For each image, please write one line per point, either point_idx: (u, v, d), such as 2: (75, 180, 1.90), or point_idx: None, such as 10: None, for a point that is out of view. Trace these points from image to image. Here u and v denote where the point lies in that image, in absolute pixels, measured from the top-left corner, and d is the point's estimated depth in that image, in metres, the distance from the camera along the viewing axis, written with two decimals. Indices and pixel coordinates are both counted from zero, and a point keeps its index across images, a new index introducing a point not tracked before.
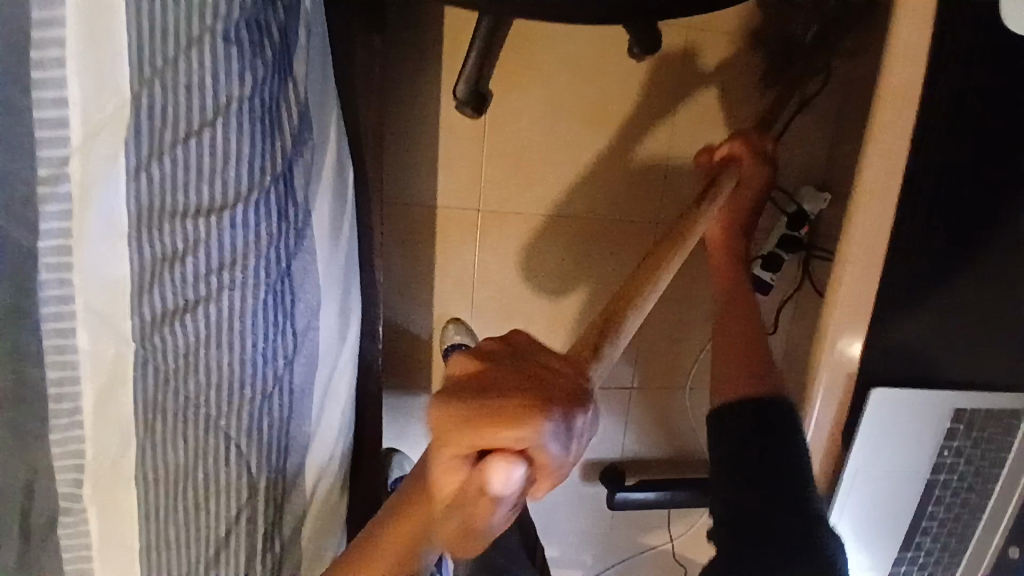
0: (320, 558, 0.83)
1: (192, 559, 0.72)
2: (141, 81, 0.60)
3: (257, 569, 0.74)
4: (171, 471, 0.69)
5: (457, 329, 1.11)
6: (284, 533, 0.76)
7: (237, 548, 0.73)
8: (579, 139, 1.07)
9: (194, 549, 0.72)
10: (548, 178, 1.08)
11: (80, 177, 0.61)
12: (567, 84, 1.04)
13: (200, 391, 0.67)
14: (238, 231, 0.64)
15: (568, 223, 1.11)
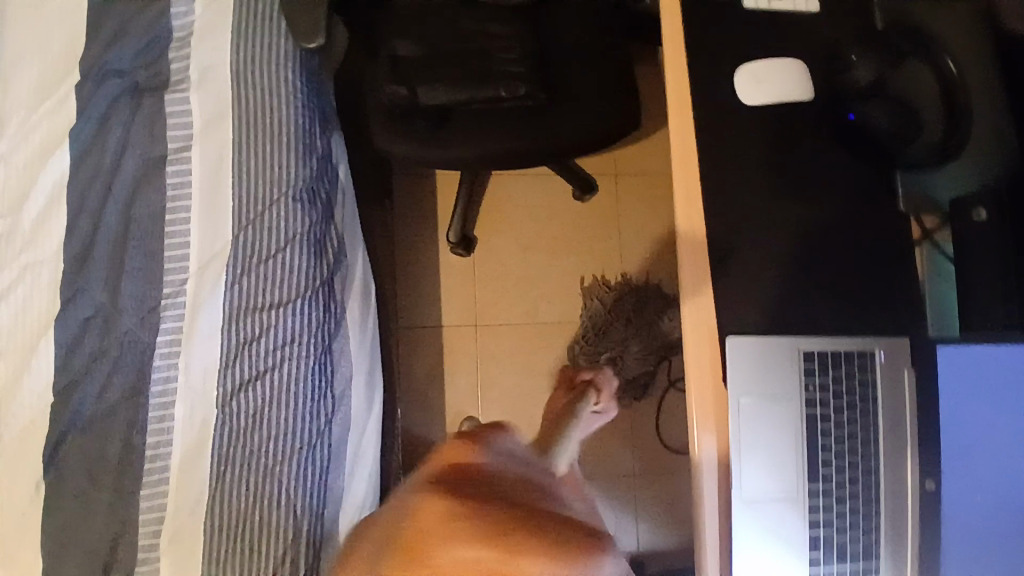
0: None
1: None
2: (238, 227, 0.91)
3: None
4: (235, 514, 0.87)
5: (473, 427, 1.30)
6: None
7: None
8: (547, 265, 1.37)
9: None
10: (527, 296, 1.36)
11: (194, 290, 0.90)
12: (532, 227, 1.37)
13: (262, 445, 0.89)
14: (296, 320, 0.92)
15: (553, 337, 1.36)
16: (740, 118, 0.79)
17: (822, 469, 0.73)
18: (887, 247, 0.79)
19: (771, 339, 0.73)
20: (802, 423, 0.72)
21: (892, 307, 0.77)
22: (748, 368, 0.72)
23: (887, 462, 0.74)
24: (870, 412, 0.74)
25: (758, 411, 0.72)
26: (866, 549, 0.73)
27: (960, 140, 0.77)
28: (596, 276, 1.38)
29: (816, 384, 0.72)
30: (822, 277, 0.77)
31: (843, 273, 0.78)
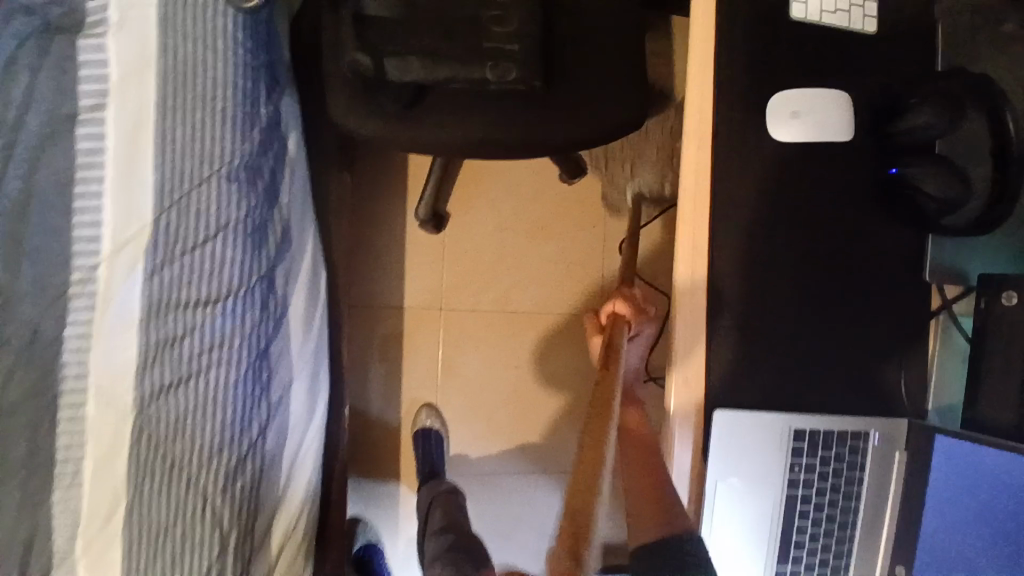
0: None
1: None
2: (160, 206, 0.78)
3: None
4: (153, 530, 0.79)
5: (429, 415, 1.21)
6: None
7: None
8: (525, 249, 1.25)
9: None
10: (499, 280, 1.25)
11: (106, 277, 0.78)
12: (512, 207, 1.24)
13: (186, 456, 0.80)
14: (228, 319, 0.81)
15: (521, 331, 1.25)
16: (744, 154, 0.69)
17: (792, 553, 0.68)
18: (891, 315, 0.70)
19: (762, 417, 0.67)
20: (783, 503, 0.67)
21: (886, 387, 0.70)
22: (735, 443, 0.67)
23: (857, 548, 0.69)
24: (854, 506, 0.69)
25: (741, 497, 0.67)
26: None
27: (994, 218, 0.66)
28: (575, 271, 1.27)
29: (806, 465, 0.67)
30: (813, 347, 0.70)
31: (840, 340, 0.70)
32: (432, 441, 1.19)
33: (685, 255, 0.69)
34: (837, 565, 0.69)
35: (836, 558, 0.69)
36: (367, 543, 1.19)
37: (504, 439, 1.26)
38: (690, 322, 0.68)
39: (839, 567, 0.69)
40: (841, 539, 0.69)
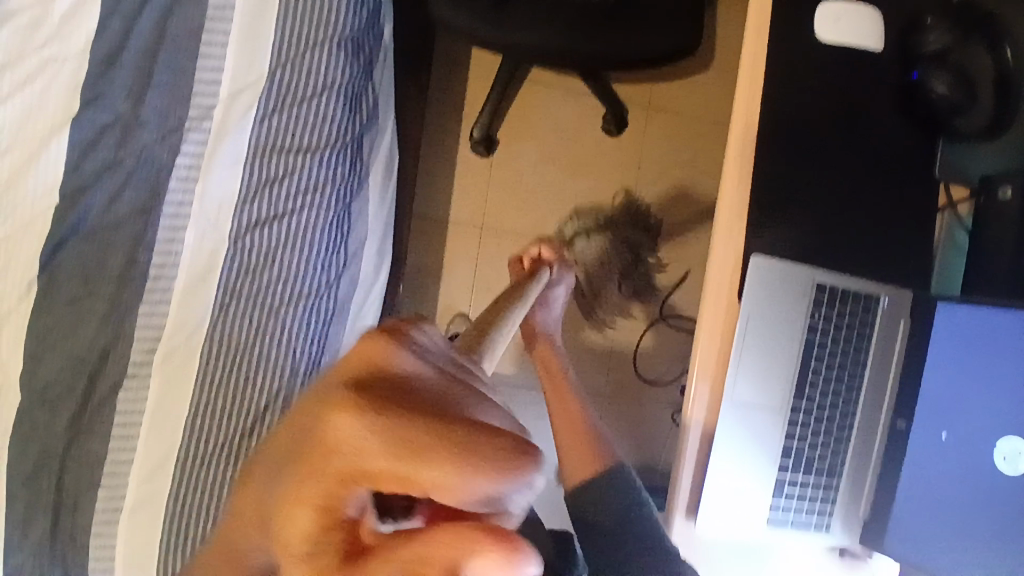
0: None
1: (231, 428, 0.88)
2: (276, 62, 0.88)
3: None
4: (233, 347, 0.88)
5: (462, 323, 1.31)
6: None
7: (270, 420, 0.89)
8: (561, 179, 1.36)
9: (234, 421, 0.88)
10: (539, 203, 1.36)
11: (221, 116, 0.87)
12: (558, 140, 1.34)
13: (270, 286, 0.89)
14: (321, 169, 0.90)
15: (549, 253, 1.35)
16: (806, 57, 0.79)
17: (810, 391, 0.78)
18: (910, 205, 0.82)
19: (791, 267, 0.76)
20: (800, 346, 0.76)
21: (899, 266, 0.82)
22: (768, 285, 0.75)
23: (867, 400, 0.80)
24: (861, 362, 0.79)
25: (765, 339, 0.76)
26: (830, 467, 0.80)
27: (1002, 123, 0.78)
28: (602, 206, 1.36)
29: (823, 315, 0.77)
30: (845, 224, 0.80)
31: (867, 221, 0.81)
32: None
33: (740, 127, 0.79)
34: (840, 409, 0.79)
35: (840, 402, 0.79)
36: None
37: None
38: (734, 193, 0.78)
39: (841, 412, 0.79)
40: (844, 387, 0.79)
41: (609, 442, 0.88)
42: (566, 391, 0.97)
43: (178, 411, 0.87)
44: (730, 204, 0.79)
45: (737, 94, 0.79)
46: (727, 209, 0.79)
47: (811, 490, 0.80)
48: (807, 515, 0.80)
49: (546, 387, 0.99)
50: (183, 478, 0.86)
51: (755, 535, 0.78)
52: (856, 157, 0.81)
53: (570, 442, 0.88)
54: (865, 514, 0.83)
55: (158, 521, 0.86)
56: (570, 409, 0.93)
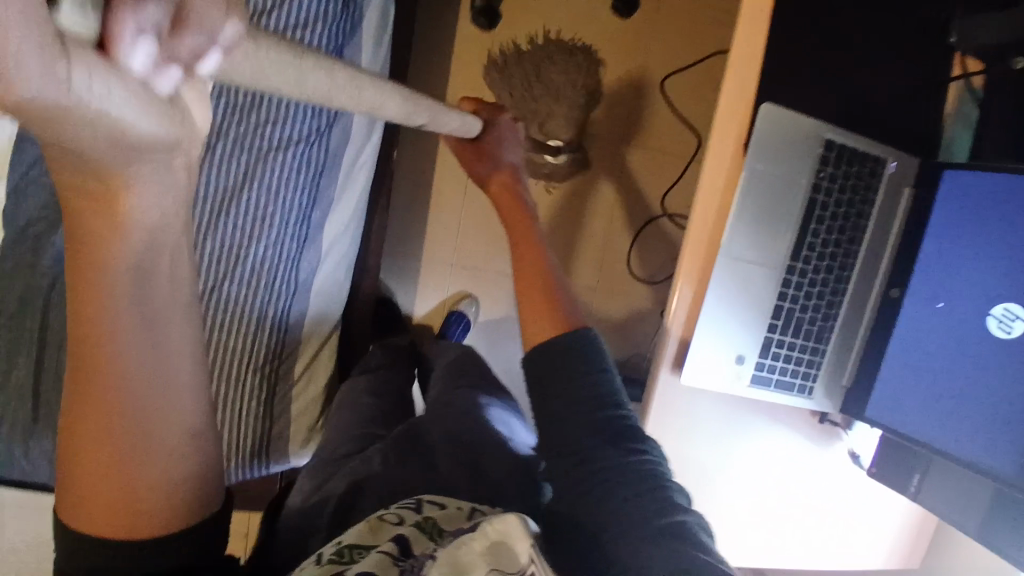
0: (325, 316, 1.03)
1: (219, 269, 0.91)
2: None
3: (273, 287, 0.94)
4: (223, 189, 0.90)
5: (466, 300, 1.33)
6: (302, 269, 0.98)
7: (258, 264, 0.93)
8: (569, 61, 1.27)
9: (221, 261, 0.91)
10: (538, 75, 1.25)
11: None
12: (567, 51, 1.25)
13: (257, 128, 0.91)
14: (312, 4, 0.86)
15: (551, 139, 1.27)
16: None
17: (807, 251, 0.76)
18: (920, 69, 0.80)
19: (801, 118, 0.73)
20: (803, 203, 0.75)
21: (901, 131, 0.81)
22: (778, 134, 0.72)
23: (862, 266, 0.80)
24: (861, 227, 0.79)
25: (768, 194, 0.73)
26: (819, 331, 0.79)
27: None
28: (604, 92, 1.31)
29: (829, 172, 0.75)
30: (853, 82, 0.78)
31: (876, 81, 0.79)
32: (457, 324, 1.29)
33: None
34: (835, 272, 0.78)
35: (836, 266, 0.78)
36: (386, 300, 1.30)
37: None
38: (751, 40, 0.73)
39: (835, 278, 0.79)
40: (841, 252, 0.78)
41: (574, 304, 0.74)
42: (529, 234, 0.85)
43: None
44: (745, 56, 0.73)
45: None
46: (744, 54, 0.73)
47: (797, 353, 0.79)
48: (792, 378, 0.80)
49: (505, 225, 0.88)
50: None
51: (733, 391, 0.79)
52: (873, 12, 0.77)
53: (526, 294, 0.75)
54: (850, 379, 0.83)
55: None
56: (532, 248, 0.82)
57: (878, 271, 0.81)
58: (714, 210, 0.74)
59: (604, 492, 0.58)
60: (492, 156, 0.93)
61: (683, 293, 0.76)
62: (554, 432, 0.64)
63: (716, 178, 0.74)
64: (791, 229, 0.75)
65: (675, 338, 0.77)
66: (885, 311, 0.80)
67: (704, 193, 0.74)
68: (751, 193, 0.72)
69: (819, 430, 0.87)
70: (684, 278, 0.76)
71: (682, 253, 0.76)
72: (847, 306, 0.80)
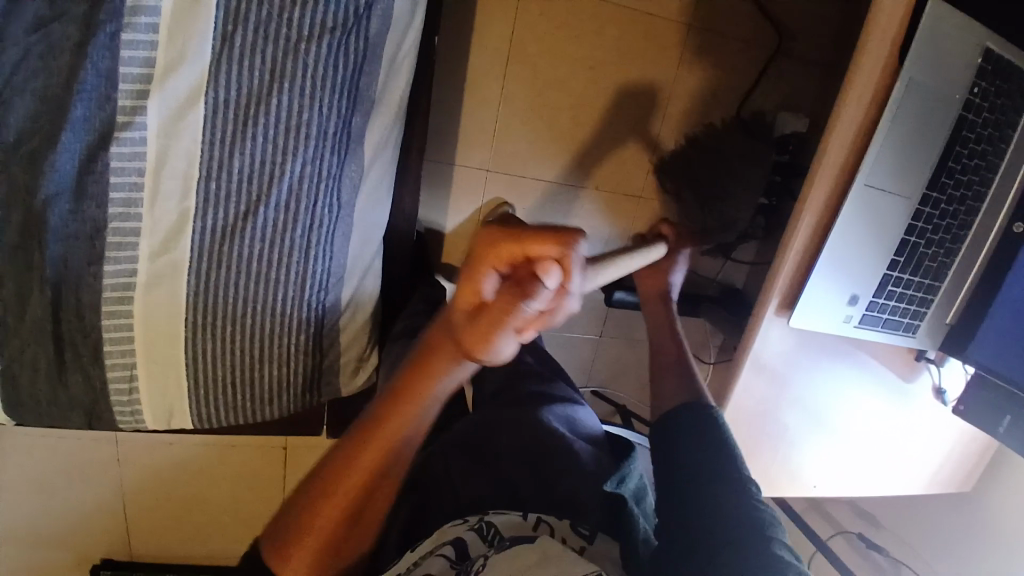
0: (370, 242, 0.90)
1: (250, 190, 0.78)
2: None
3: (312, 212, 0.82)
4: (247, 92, 0.75)
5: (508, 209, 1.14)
6: (342, 191, 0.84)
7: (294, 185, 0.80)
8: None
9: (251, 182, 0.78)
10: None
11: None
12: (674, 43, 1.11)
13: (284, 10, 0.74)
14: None
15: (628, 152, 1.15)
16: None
17: (942, 182, 0.68)
18: None
19: (966, 20, 0.62)
20: (951, 126, 0.65)
21: None
22: (939, 39, 0.61)
23: (990, 200, 0.72)
24: (1000, 154, 0.70)
25: (919, 114, 0.63)
26: (937, 268, 0.73)
27: None
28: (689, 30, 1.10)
29: (982, 88, 0.65)
30: None
31: None
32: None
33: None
34: (964, 204, 0.71)
35: (966, 198, 0.70)
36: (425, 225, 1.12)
37: None
38: None
39: (961, 212, 0.71)
40: (974, 183, 0.70)
41: (700, 380, 0.78)
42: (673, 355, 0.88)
43: (189, 167, 0.76)
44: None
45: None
46: None
47: (911, 292, 0.73)
48: (900, 318, 0.74)
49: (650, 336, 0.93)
50: (203, 253, 0.79)
51: (837, 333, 0.73)
52: None
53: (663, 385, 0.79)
54: (953, 319, 0.78)
55: (181, 295, 0.79)
56: (669, 350, 0.88)
57: (1005, 204, 0.73)
58: (855, 129, 0.64)
59: (707, 525, 0.57)
60: (663, 273, 0.98)
61: (805, 227, 0.68)
62: (668, 468, 0.65)
63: (860, 91, 0.63)
64: (934, 155, 0.65)
65: (784, 276, 0.70)
66: (1005, 249, 0.73)
67: (843, 111, 0.63)
68: (903, 113, 0.62)
69: (910, 367, 0.83)
70: (807, 208, 0.67)
71: (806, 178, 0.66)
72: (969, 241, 0.73)
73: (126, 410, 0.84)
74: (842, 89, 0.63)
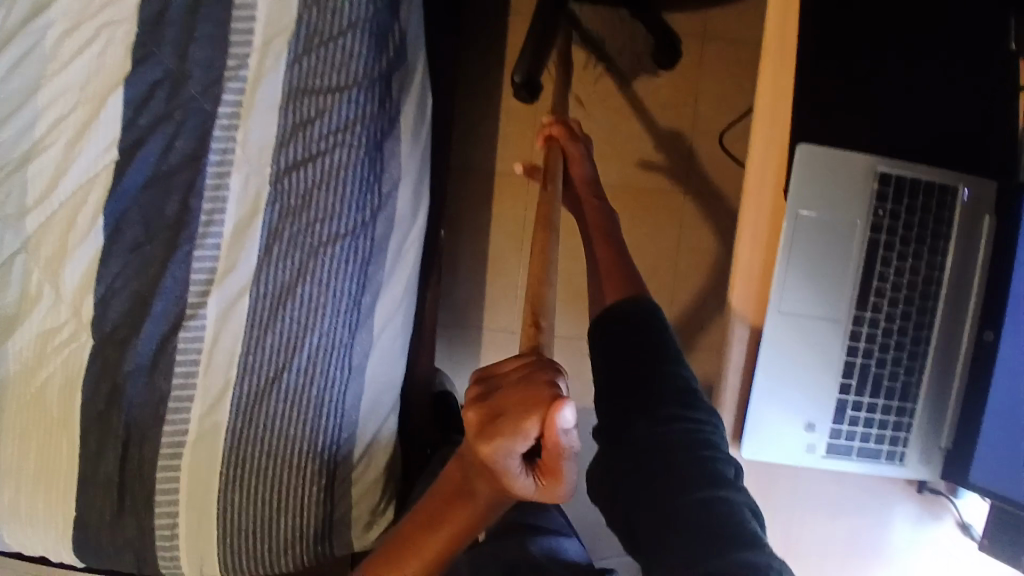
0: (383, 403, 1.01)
1: (279, 363, 0.94)
2: (304, 6, 0.92)
3: (331, 381, 0.95)
4: (279, 288, 0.94)
5: None
6: (353, 361, 0.97)
7: (316, 360, 0.95)
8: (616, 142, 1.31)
9: (280, 358, 0.94)
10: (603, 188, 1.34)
11: (256, 64, 0.92)
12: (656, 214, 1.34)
13: (309, 226, 0.94)
14: (351, 107, 0.93)
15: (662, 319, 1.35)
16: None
17: (873, 301, 0.69)
18: (982, 89, 0.72)
19: (848, 155, 0.68)
20: (861, 247, 0.69)
21: (972, 158, 0.72)
22: (820, 177, 0.68)
23: (949, 311, 0.71)
24: (939, 267, 0.70)
25: (818, 241, 0.68)
26: (903, 388, 0.71)
27: None
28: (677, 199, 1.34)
29: (888, 208, 0.68)
30: (907, 114, 0.72)
31: (932, 110, 0.72)
32: None
33: (780, 11, 0.70)
34: (915, 318, 0.70)
35: (915, 313, 0.70)
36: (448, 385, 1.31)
37: (581, 312, 1.37)
38: (776, 85, 0.70)
39: (913, 327, 0.70)
40: (919, 297, 0.70)
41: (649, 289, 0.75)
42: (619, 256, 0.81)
43: (235, 345, 0.94)
44: (773, 97, 0.70)
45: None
46: (773, 97, 0.70)
47: (880, 416, 0.71)
48: (877, 445, 0.71)
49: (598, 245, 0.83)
50: (239, 415, 0.94)
51: (804, 464, 0.71)
52: (918, 40, 0.71)
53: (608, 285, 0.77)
54: (950, 441, 0.72)
55: (217, 453, 0.93)
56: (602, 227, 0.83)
57: (975, 314, 0.71)
58: (759, 263, 0.71)
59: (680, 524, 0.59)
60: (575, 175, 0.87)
61: (738, 347, 0.71)
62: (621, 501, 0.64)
63: (758, 227, 0.71)
64: (851, 274, 0.69)
65: (731, 401, 0.72)
66: (982, 360, 0.70)
67: (743, 248, 0.71)
68: (802, 242, 0.68)
69: (920, 503, 0.75)
70: (735, 334, 0.71)
71: (727, 307, 0.72)
72: (934, 356, 0.71)
73: (168, 557, 0.96)
74: (737, 227, 0.71)
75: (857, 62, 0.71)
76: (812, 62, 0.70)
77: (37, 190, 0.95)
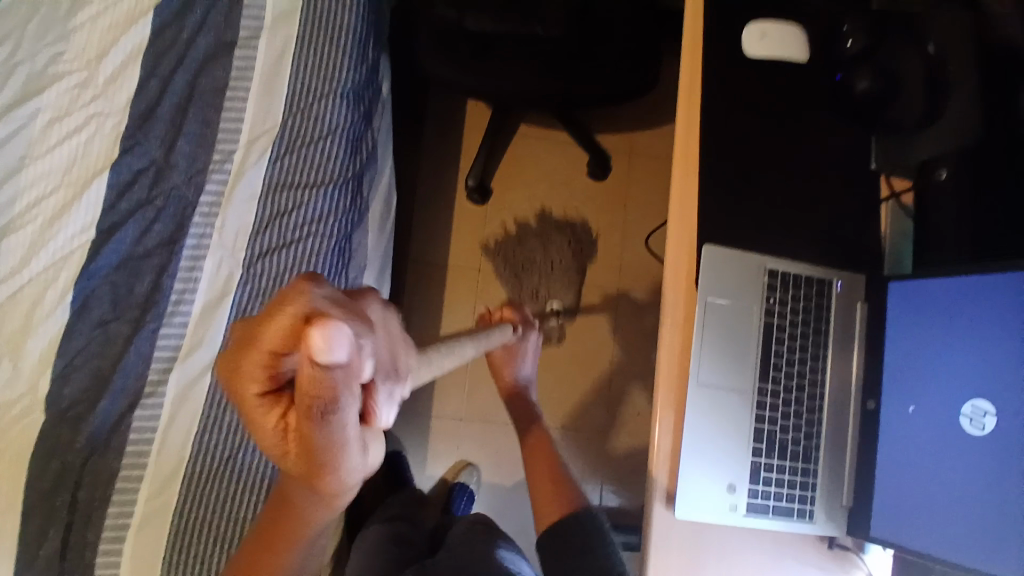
0: None
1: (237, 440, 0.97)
2: (287, 113, 1.04)
3: None
4: None
5: (469, 473, 1.39)
6: None
7: None
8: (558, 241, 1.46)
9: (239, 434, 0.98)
10: (541, 283, 1.44)
11: (239, 162, 1.03)
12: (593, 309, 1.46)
13: None
14: (324, 202, 1.04)
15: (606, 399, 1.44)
16: (737, 63, 0.89)
17: (774, 374, 0.81)
18: (848, 202, 0.90)
19: (743, 254, 0.83)
20: (761, 328, 0.82)
21: (844, 256, 0.89)
22: (723, 271, 0.82)
23: (835, 382, 0.84)
24: (824, 346, 0.84)
25: (723, 323, 0.81)
26: (805, 451, 0.81)
27: (938, 111, 0.86)
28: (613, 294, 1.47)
29: (779, 297, 0.83)
30: (790, 219, 0.88)
31: (810, 217, 0.89)
32: (462, 495, 1.34)
33: (682, 139, 0.88)
34: (808, 390, 0.82)
35: (808, 385, 0.82)
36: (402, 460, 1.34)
37: None
38: (684, 195, 0.86)
39: (808, 398, 0.82)
40: (810, 372, 0.83)
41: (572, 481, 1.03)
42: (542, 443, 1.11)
43: (192, 422, 0.98)
44: (682, 204, 0.86)
45: (676, 109, 0.89)
46: (683, 204, 0.86)
47: (789, 476, 0.81)
48: (788, 503, 0.80)
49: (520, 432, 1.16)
50: (189, 494, 0.95)
51: (730, 523, 0.79)
52: (794, 161, 0.89)
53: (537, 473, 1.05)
54: (850, 499, 0.82)
55: (163, 534, 0.93)
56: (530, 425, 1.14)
57: (855, 386, 0.85)
58: (677, 341, 0.82)
59: None
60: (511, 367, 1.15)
61: (665, 413, 0.81)
62: None
63: (675, 311, 0.83)
64: (753, 351, 0.81)
65: (662, 466, 0.80)
66: (869, 423, 0.82)
67: (665, 328, 0.83)
68: (711, 323, 0.81)
69: (829, 558, 0.83)
70: (662, 404, 0.81)
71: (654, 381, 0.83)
72: (827, 423, 0.83)
73: None
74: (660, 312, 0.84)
75: (750, 177, 0.88)
76: (713, 177, 0.86)
77: (11, 260, 0.96)
